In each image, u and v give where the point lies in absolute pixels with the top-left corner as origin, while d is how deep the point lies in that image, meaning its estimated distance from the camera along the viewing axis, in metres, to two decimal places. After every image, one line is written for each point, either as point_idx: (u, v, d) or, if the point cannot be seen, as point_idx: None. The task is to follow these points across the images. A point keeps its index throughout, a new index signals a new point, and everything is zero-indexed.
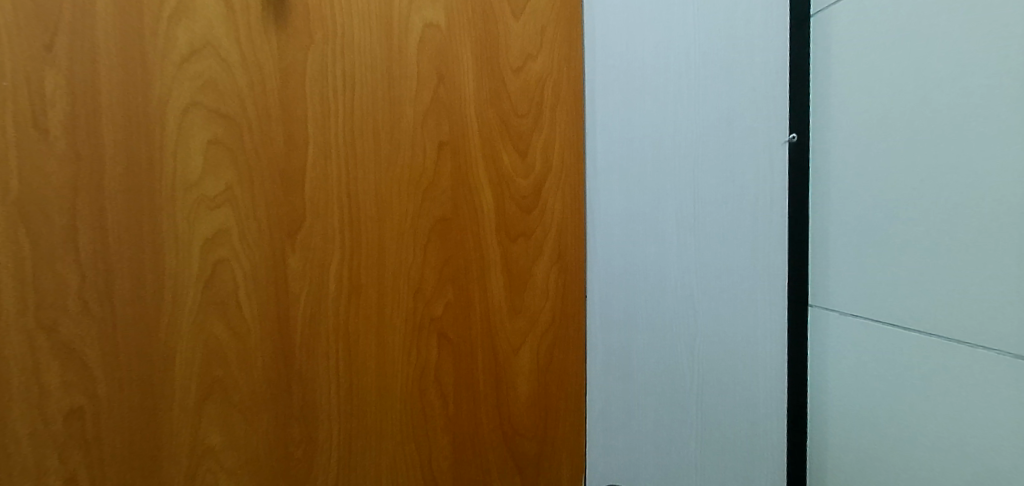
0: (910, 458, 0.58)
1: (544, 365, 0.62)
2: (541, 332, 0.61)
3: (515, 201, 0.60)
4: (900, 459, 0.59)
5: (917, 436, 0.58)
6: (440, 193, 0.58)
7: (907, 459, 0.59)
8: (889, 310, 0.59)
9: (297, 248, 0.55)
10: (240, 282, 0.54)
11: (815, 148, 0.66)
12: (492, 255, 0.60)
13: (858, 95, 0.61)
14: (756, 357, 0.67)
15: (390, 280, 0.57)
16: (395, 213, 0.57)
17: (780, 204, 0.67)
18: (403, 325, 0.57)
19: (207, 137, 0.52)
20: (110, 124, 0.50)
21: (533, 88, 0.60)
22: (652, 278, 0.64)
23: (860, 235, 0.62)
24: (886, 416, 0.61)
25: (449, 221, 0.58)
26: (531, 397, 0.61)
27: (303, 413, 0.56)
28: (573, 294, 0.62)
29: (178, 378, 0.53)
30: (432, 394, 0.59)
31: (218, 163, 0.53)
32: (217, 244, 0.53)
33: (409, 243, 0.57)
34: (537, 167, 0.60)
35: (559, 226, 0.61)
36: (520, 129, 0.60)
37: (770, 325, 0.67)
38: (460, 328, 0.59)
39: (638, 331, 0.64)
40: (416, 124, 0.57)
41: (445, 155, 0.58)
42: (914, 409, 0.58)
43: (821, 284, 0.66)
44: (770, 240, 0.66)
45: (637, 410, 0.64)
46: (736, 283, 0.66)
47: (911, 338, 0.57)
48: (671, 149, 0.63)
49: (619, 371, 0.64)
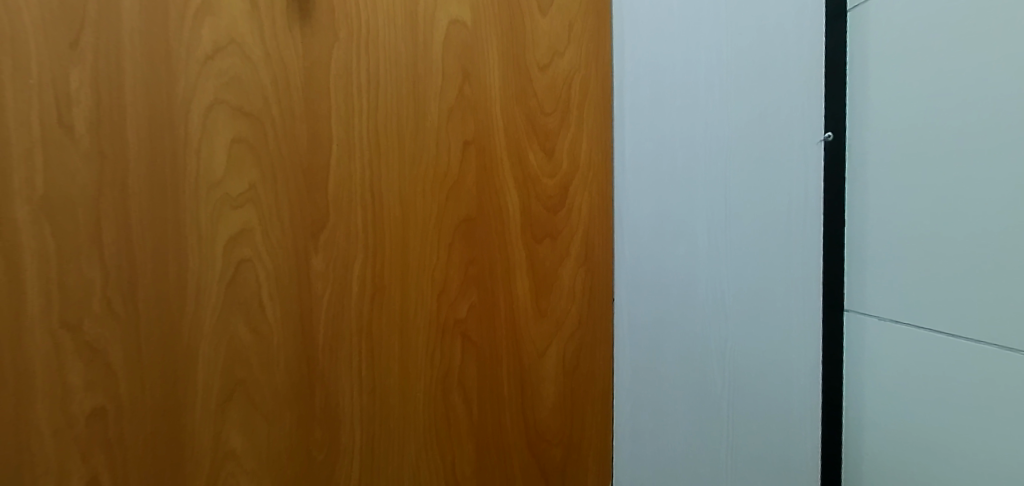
0: (951, 466, 0.56)
1: (570, 369, 0.60)
2: (568, 335, 0.60)
3: (541, 201, 0.59)
4: (940, 468, 0.57)
5: (958, 444, 0.55)
6: (465, 192, 0.57)
7: (948, 468, 0.56)
8: (929, 314, 0.57)
9: (320, 248, 0.54)
10: (263, 282, 0.53)
11: (851, 147, 0.64)
12: (518, 256, 0.58)
13: (895, 91, 0.59)
14: (789, 362, 0.65)
15: (414, 281, 0.56)
16: (419, 212, 0.56)
17: (815, 205, 0.65)
18: (426, 326, 0.56)
19: (231, 135, 0.52)
20: (135, 121, 0.50)
21: (561, 86, 0.58)
22: (682, 282, 0.62)
23: (899, 237, 0.60)
24: (925, 425, 0.59)
25: (474, 221, 0.57)
26: (557, 402, 0.60)
27: (325, 415, 0.55)
28: (600, 296, 0.61)
29: (200, 379, 0.52)
30: (455, 397, 0.58)
31: (242, 161, 0.52)
32: (240, 243, 0.52)
33: (434, 243, 0.56)
34: (564, 166, 0.59)
35: (586, 225, 0.60)
36: (547, 127, 0.58)
37: (804, 328, 0.65)
38: (484, 330, 0.58)
39: (667, 335, 0.62)
40: (441, 122, 0.56)
41: (470, 154, 0.57)
42: (954, 416, 0.56)
43: (857, 288, 0.64)
44: (805, 241, 0.65)
45: (666, 415, 0.63)
46: (769, 285, 0.64)
47: (952, 343, 0.55)
48: (702, 148, 0.62)
49: (649, 375, 0.62)
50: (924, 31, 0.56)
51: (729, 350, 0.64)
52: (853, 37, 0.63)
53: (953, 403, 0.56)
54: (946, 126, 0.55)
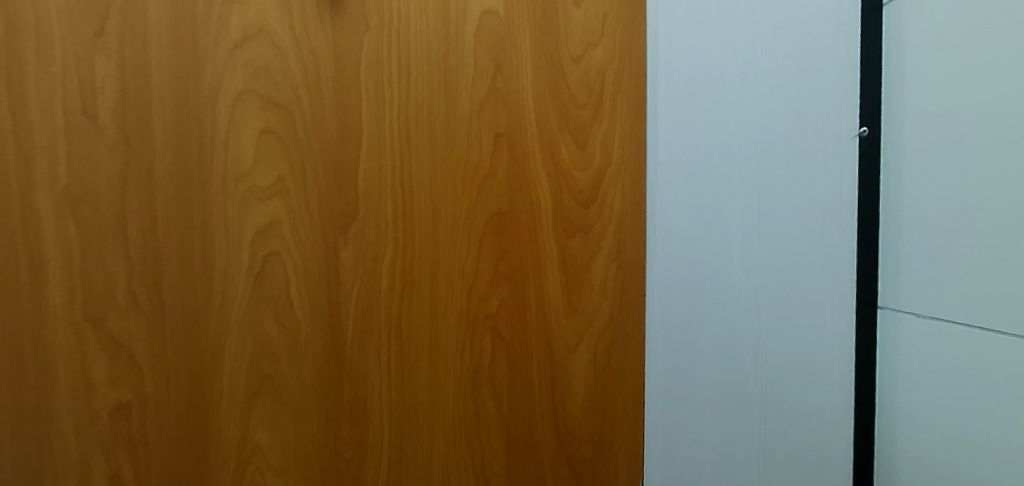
0: (991, 465, 0.55)
1: (601, 366, 0.60)
2: (598, 331, 0.60)
3: (573, 196, 0.58)
4: (979, 467, 0.56)
5: (997, 443, 0.55)
6: (496, 186, 0.56)
7: (987, 467, 0.55)
8: (968, 312, 0.56)
9: (350, 242, 0.53)
10: (291, 276, 0.52)
11: (886, 142, 0.63)
12: (549, 251, 0.58)
13: (934, 86, 0.58)
14: (820, 360, 0.64)
15: (444, 276, 0.55)
16: (449, 206, 0.55)
17: (852, 202, 0.64)
18: (456, 322, 0.55)
19: (259, 126, 0.51)
20: (161, 112, 0.48)
21: (593, 78, 0.58)
22: (714, 277, 0.62)
23: (936, 233, 0.59)
24: (961, 423, 0.58)
25: (505, 215, 0.56)
26: (586, 398, 0.60)
27: (353, 412, 0.54)
28: (631, 290, 0.61)
29: (226, 374, 0.51)
30: (484, 393, 0.57)
31: (270, 152, 0.51)
32: (268, 236, 0.51)
33: (464, 237, 0.55)
34: (596, 160, 0.58)
35: (618, 220, 0.60)
36: (580, 120, 0.58)
37: (837, 326, 0.65)
38: (514, 326, 0.57)
39: (699, 332, 0.62)
40: (473, 114, 0.55)
41: (502, 146, 0.56)
42: (995, 415, 0.55)
43: (892, 286, 0.63)
44: (839, 238, 0.64)
45: (698, 412, 0.63)
46: (801, 283, 0.63)
47: (992, 341, 0.54)
48: (736, 142, 0.61)
49: (681, 373, 0.62)
50: (968, 24, 0.55)
51: (761, 348, 0.63)
52: (891, 31, 0.62)
53: (991, 402, 0.55)
54: (987, 120, 0.54)
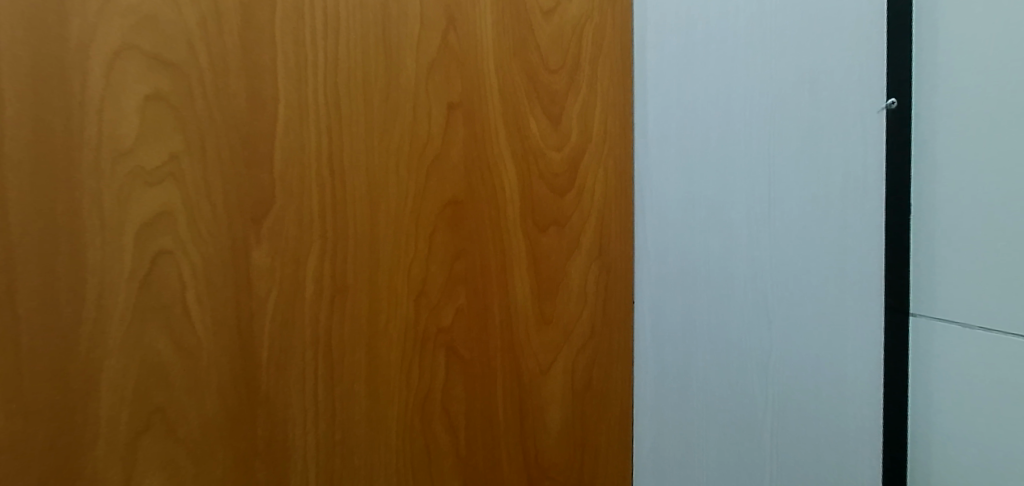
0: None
1: (581, 389, 0.50)
2: (578, 346, 0.50)
3: (545, 180, 0.48)
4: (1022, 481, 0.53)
5: None
6: (450, 168, 0.45)
7: None
8: (1000, 319, 0.54)
9: (264, 238, 0.42)
10: (188, 281, 0.41)
11: (923, 133, 0.58)
12: (516, 250, 0.48)
13: (961, 78, 0.55)
14: (844, 363, 0.58)
15: (385, 280, 0.44)
16: (391, 194, 0.44)
17: (867, 189, 0.57)
18: (399, 336, 0.45)
19: (145, 90, 0.40)
20: (11, 69, 0.36)
21: (568, 37, 0.48)
22: (716, 279, 0.54)
23: (973, 234, 0.55)
24: (934, 417, 0.60)
25: (461, 205, 0.46)
26: (562, 428, 0.50)
27: (272, 452, 0.43)
28: (616, 297, 0.51)
29: (104, 408, 0.40)
30: (437, 425, 0.46)
31: (159, 124, 0.40)
32: (159, 231, 0.40)
33: (409, 231, 0.45)
34: (573, 136, 0.49)
35: (600, 212, 0.50)
36: (552, 89, 0.48)
37: (862, 325, 0.58)
38: (473, 342, 0.46)
39: (698, 343, 0.54)
40: (420, 80, 0.44)
41: (457, 120, 0.45)
42: None
43: (926, 291, 0.58)
44: (861, 229, 0.58)
45: (695, 433, 0.54)
46: (810, 281, 0.56)
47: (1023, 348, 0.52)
48: (741, 118, 0.54)
49: (677, 388, 0.54)
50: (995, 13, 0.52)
51: (772, 354, 0.56)
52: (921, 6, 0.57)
53: None
54: (950, 117, 0.56)
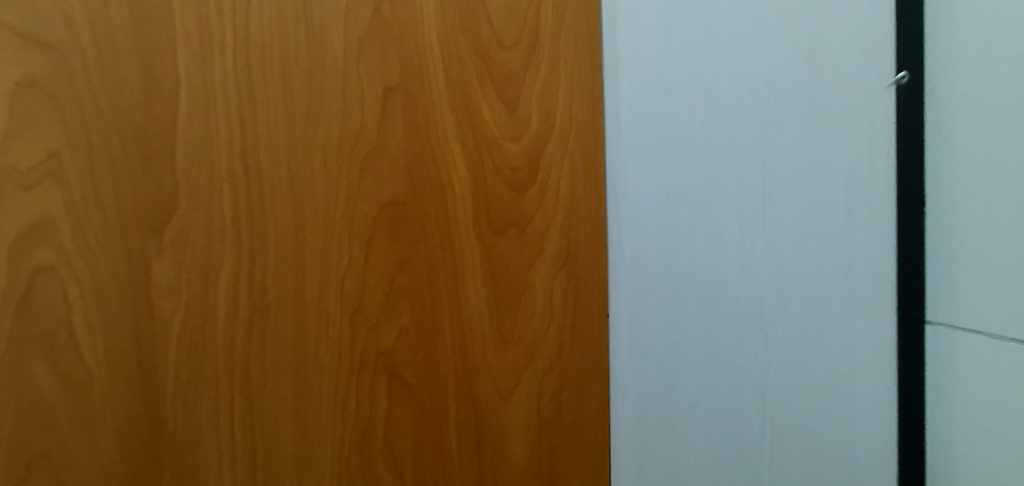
0: None
1: (549, 415, 0.44)
2: (545, 367, 0.44)
3: (502, 176, 0.42)
4: None
5: None
6: (388, 163, 0.39)
7: None
8: None
9: (166, 249, 0.35)
10: (75, 303, 0.34)
11: (936, 115, 0.50)
12: (469, 259, 0.41)
13: (988, 50, 0.46)
14: (853, 378, 0.51)
15: (313, 296, 0.38)
16: (317, 195, 0.37)
17: (877, 180, 0.50)
18: (331, 362, 0.38)
19: (12, 75, 0.32)
20: None
21: (523, 8, 0.42)
22: (704, 287, 0.48)
23: (1005, 234, 0.47)
24: (957, 444, 0.51)
25: (402, 207, 0.39)
26: (528, 461, 0.44)
27: None
28: (590, 309, 0.46)
29: None
30: (379, 464, 0.40)
31: (32, 116, 0.33)
32: (38, 243, 0.33)
33: (341, 240, 0.38)
34: (532, 124, 0.43)
35: (568, 212, 0.44)
36: (507, 68, 0.42)
37: (873, 335, 0.51)
38: (421, 366, 0.40)
39: (685, 359, 0.48)
40: (350, 60, 0.38)
41: (395, 107, 0.39)
42: None
43: (943, 299, 0.51)
44: (871, 225, 0.51)
45: (683, 461, 0.49)
46: (807, 286, 0.50)
47: None
48: (729, 103, 0.48)
49: (661, 413, 0.48)
50: None
51: (769, 373, 0.49)
52: None
53: None
54: (972, 97, 0.48)
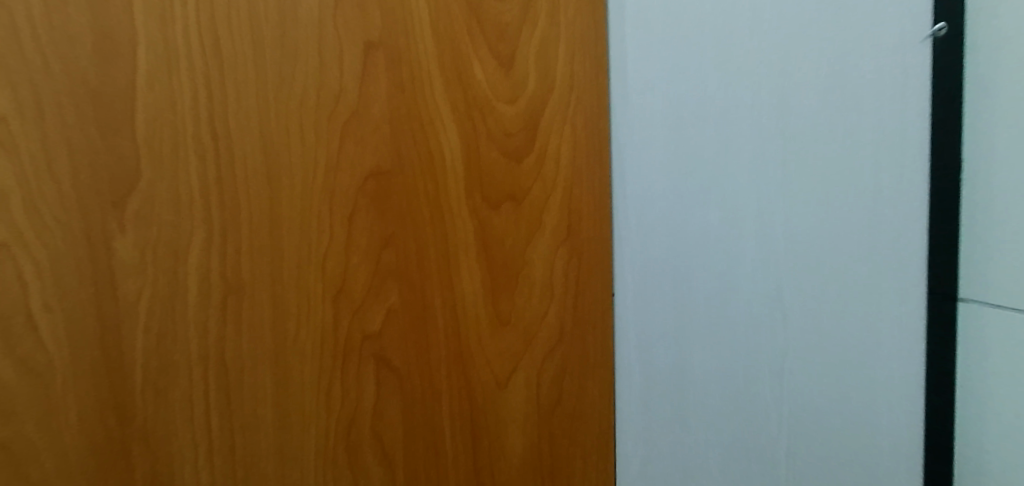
0: None
1: (550, 393, 0.43)
2: (544, 345, 0.43)
3: (496, 143, 0.40)
4: None
5: None
6: (370, 129, 0.36)
7: None
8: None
9: (129, 224, 0.31)
10: (29, 286, 0.29)
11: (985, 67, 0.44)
12: (461, 235, 0.39)
13: None
14: (878, 357, 0.47)
15: (292, 276, 0.35)
16: (293, 165, 0.34)
17: (912, 143, 0.45)
18: (313, 346, 0.36)
19: None
20: None
21: None
22: (716, 262, 0.45)
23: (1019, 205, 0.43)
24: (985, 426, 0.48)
25: (387, 179, 0.36)
26: (528, 440, 0.43)
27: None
28: (592, 285, 0.44)
29: None
30: (368, 452, 0.38)
31: None
32: None
33: (321, 215, 0.35)
34: (529, 85, 0.40)
35: (569, 183, 0.42)
36: (501, 21, 0.39)
37: (903, 312, 0.47)
38: (411, 349, 0.38)
39: (695, 339, 0.46)
40: (327, 12, 0.34)
41: (377, 66, 0.35)
42: None
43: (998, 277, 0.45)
44: (904, 193, 0.46)
45: (693, 444, 0.47)
46: (831, 261, 0.46)
47: None
48: (745, 61, 0.44)
49: (669, 395, 0.47)
50: None
51: (785, 352, 0.47)
52: None
53: None
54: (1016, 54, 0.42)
